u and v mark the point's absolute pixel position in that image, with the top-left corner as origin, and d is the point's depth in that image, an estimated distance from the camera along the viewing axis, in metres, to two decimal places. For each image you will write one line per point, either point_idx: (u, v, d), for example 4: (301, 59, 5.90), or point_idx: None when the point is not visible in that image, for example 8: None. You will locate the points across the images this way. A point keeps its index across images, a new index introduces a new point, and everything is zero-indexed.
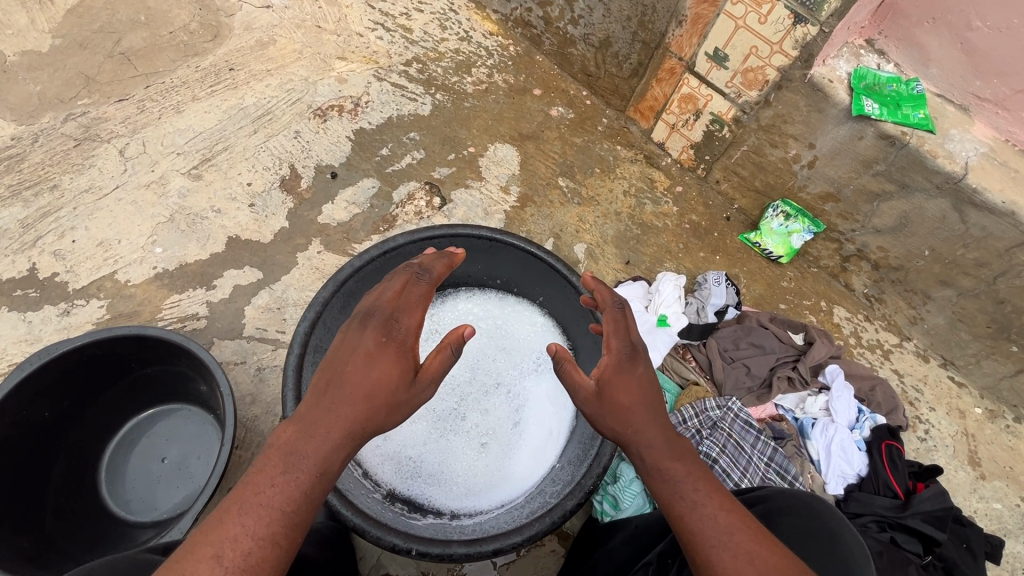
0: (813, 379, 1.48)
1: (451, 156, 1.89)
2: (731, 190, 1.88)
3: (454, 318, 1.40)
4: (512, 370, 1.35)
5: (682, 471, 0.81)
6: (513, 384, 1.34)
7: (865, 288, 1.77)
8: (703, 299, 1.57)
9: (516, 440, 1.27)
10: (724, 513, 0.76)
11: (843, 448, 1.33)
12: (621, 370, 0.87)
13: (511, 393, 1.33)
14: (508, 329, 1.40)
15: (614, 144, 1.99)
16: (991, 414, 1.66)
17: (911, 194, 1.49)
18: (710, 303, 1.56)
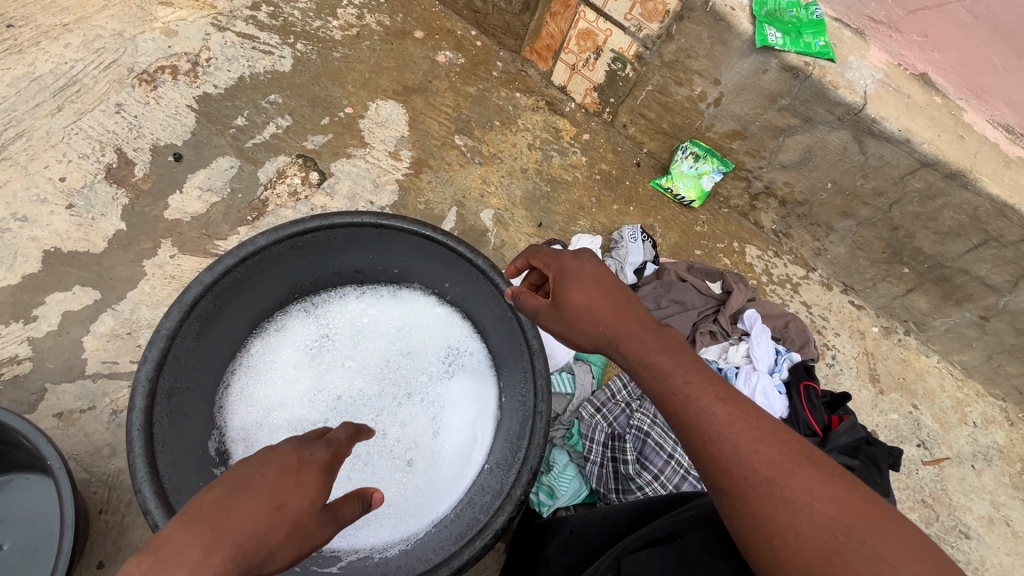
0: (733, 328, 1.46)
1: (325, 120, 1.60)
2: (639, 134, 1.77)
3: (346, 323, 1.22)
4: (417, 374, 1.20)
5: (708, 380, 0.73)
6: (423, 389, 1.19)
7: (773, 224, 1.77)
8: (622, 258, 1.51)
9: (440, 448, 1.15)
10: (720, 406, 0.70)
11: (767, 394, 1.35)
12: (571, 275, 0.85)
13: (424, 399, 1.19)
14: (411, 324, 1.24)
15: (512, 91, 1.79)
16: (886, 331, 1.77)
17: (814, 128, 1.45)
18: (628, 261, 1.49)
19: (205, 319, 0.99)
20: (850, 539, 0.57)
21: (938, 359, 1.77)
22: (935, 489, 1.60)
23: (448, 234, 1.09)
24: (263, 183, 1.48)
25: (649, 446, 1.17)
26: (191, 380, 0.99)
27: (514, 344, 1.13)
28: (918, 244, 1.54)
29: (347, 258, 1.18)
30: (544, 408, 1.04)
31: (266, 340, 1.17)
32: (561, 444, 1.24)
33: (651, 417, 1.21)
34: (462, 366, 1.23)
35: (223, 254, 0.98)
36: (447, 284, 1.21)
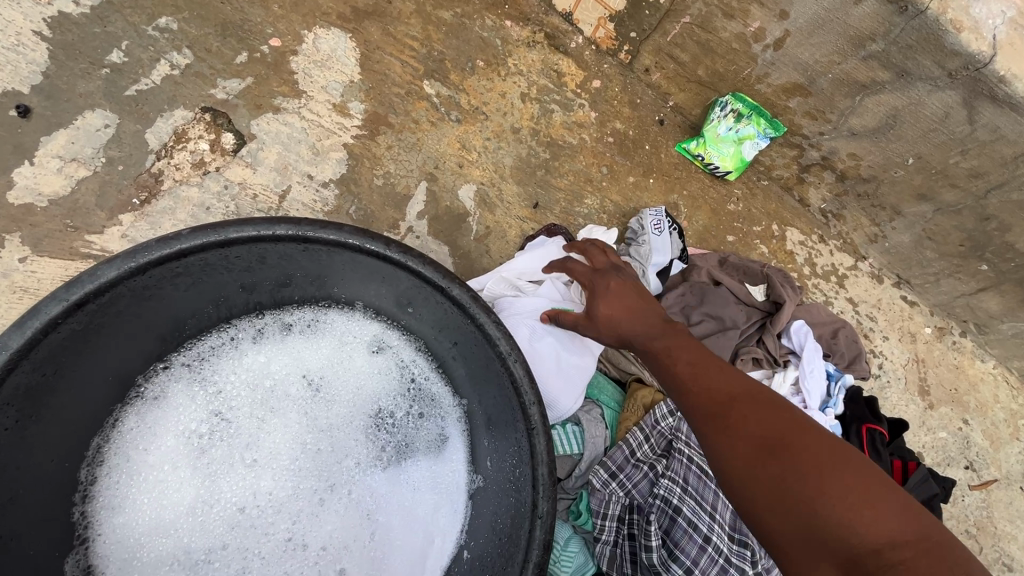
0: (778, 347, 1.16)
1: (242, 57, 1.15)
2: (664, 82, 1.37)
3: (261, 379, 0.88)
4: (361, 450, 0.88)
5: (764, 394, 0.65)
6: (369, 471, 0.87)
7: (823, 203, 1.43)
8: (642, 258, 1.16)
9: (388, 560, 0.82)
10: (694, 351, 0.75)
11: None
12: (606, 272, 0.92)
13: (369, 484, 0.86)
14: (354, 372, 0.91)
15: (501, 17, 1.34)
16: (940, 332, 1.49)
17: (908, 85, 1.08)
18: (651, 264, 1.15)
19: (28, 397, 0.64)
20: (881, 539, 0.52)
21: (994, 365, 1.51)
22: (980, 518, 1.40)
23: (403, 249, 0.74)
24: (155, 149, 1.06)
25: (680, 527, 0.89)
26: (12, 487, 0.65)
27: (500, 403, 0.80)
28: (1010, 239, 1.22)
29: (259, 279, 0.81)
30: (546, 507, 0.73)
31: (137, 413, 0.81)
32: (565, 515, 0.96)
33: (681, 483, 0.93)
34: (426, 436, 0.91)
35: (42, 298, 0.61)
36: (406, 310, 0.86)
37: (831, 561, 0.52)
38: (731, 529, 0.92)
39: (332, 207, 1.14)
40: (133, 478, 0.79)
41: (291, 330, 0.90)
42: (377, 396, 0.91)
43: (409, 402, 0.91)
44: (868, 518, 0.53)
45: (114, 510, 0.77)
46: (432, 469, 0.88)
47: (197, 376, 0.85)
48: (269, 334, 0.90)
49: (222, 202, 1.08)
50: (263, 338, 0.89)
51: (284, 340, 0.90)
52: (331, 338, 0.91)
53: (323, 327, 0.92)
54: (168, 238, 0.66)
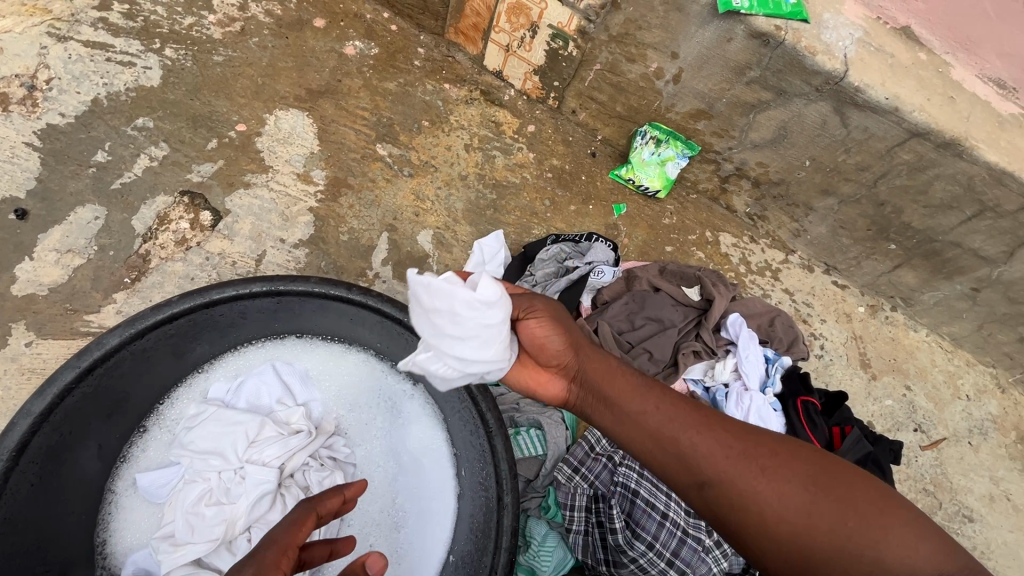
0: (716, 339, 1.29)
1: (212, 143, 1.31)
2: (590, 120, 1.55)
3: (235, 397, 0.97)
4: (361, 421, 1.02)
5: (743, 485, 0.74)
6: (369, 438, 1.02)
7: (746, 207, 1.60)
8: (558, 257, 1.36)
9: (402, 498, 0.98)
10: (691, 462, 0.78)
11: (757, 419, 1.18)
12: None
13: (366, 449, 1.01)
14: (321, 378, 1.02)
15: (440, 81, 1.54)
16: (872, 309, 1.64)
17: (788, 101, 1.26)
18: (567, 263, 1.35)
19: (49, 455, 0.75)
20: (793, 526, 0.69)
21: (927, 333, 1.66)
22: (936, 475, 1.51)
23: (362, 291, 0.89)
24: (141, 233, 1.20)
25: (639, 508, 1.00)
26: (39, 533, 0.75)
27: (466, 416, 0.93)
28: (906, 218, 1.39)
29: (242, 333, 0.96)
30: (509, 497, 0.84)
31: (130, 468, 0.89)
32: (538, 512, 1.05)
33: (638, 470, 1.04)
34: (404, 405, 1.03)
35: (60, 367, 0.73)
36: (375, 340, 1.00)
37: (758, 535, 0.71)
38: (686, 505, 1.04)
39: (304, 264, 1.26)
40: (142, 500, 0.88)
41: (263, 350, 1.00)
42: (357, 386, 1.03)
43: (383, 398, 1.03)
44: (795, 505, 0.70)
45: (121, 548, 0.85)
46: (411, 442, 1.01)
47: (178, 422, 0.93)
48: (245, 363, 1.00)
49: (205, 272, 1.20)
50: (234, 361, 0.98)
51: (259, 357, 1.00)
52: (303, 349, 1.02)
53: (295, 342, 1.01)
54: (160, 306, 0.80)
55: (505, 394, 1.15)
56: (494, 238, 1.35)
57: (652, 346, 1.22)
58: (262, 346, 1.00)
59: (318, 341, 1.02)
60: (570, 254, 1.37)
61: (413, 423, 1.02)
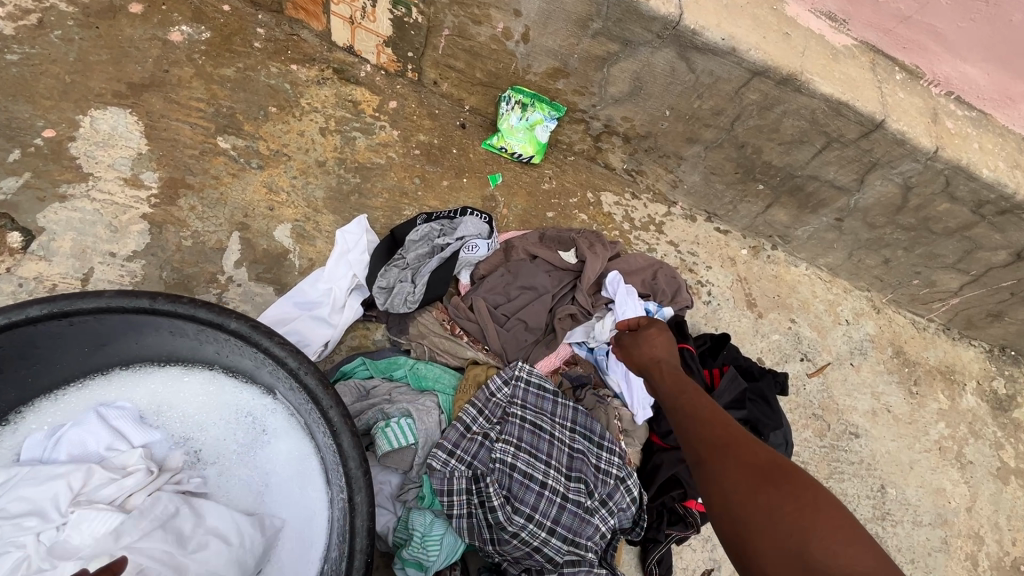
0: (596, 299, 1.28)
1: (14, 154, 1.15)
2: (454, 90, 1.49)
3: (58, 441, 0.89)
4: (216, 439, 0.97)
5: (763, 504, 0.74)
6: (227, 457, 0.96)
7: (623, 164, 1.59)
8: (428, 237, 1.28)
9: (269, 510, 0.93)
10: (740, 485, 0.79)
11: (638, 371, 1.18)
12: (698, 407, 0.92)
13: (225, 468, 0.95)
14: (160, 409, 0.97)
15: (286, 63, 1.43)
16: (754, 250, 1.69)
17: (635, 51, 1.24)
18: (437, 242, 1.27)
19: None
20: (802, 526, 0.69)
21: (806, 266, 1.73)
22: (823, 399, 1.59)
23: (172, 299, 0.80)
24: None
25: (517, 481, 0.99)
26: None
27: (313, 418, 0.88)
28: (766, 158, 1.42)
29: (50, 367, 0.87)
30: (361, 496, 0.79)
31: None
32: (418, 502, 1.00)
33: (515, 442, 1.02)
34: (258, 414, 0.98)
35: None
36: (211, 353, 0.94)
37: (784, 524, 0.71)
38: (566, 470, 1.03)
39: (142, 277, 1.14)
40: None
41: (86, 391, 0.95)
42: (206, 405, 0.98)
43: (233, 416, 0.98)
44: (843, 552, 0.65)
45: None
46: (272, 453, 0.96)
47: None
48: (66, 404, 0.93)
49: (19, 300, 1.06)
50: (53, 409, 0.92)
51: (82, 400, 0.94)
52: (135, 382, 0.97)
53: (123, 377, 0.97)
54: None
55: (378, 386, 1.11)
56: (356, 225, 1.29)
57: (526, 315, 1.21)
58: (83, 387, 0.94)
59: (151, 366, 0.98)
60: (443, 232, 1.30)
61: (271, 434, 0.97)
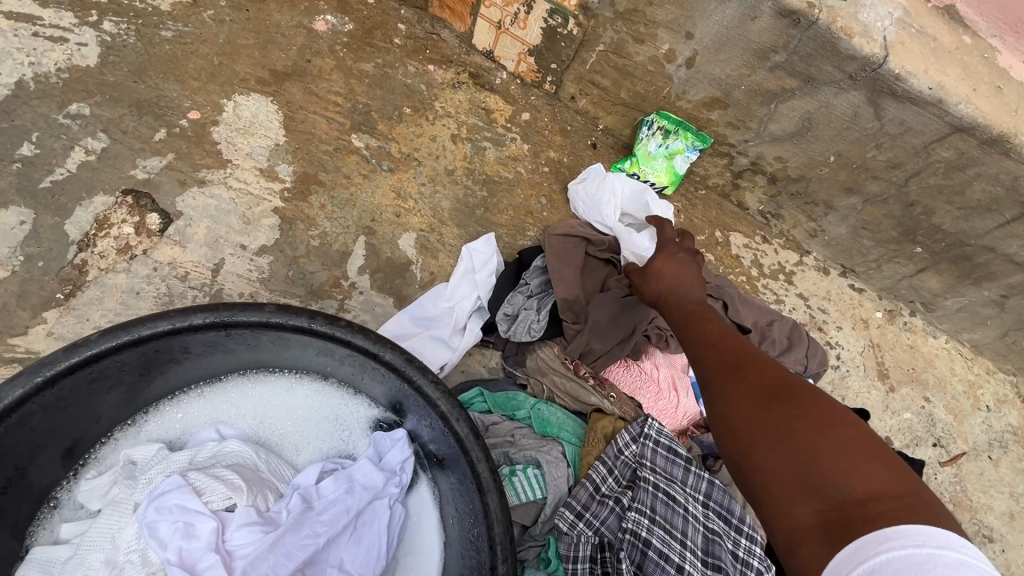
0: None
1: (160, 134, 1.14)
2: (591, 107, 1.40)
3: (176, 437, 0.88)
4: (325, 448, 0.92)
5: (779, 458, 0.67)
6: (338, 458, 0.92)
7: (760, 205, 1.47)
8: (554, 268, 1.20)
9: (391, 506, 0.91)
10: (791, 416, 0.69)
11: (372, 494, 0.86)
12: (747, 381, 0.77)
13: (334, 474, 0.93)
14: (277, 416, 0.92)
15: (423, 63, 1.37)
16: (891, 315, 1.53)
17: (817, 90, 1.12)
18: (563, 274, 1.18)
19: None
20: (867, 493, 0.60)
21: (946, 339, 1.55)
22: (955, 493, 1.42)
23: (329, 321, 0.75)
24: (77, 240, 1.03)
25: (651, 559, 0.88)
26: None
27: (452, 459, 0.82)
28: (936, 220, 1.27)
29: (183, 371, 0.82)
30: (505, 568, 0.71)
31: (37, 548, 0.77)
32: (537, 563, 0.92)
33: (648, 514, 0.92)
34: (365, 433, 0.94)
35: None
36: (335, 368, 0.88)
37: (816, 509, 0.62)
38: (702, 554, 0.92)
39: (268, 274, 1.11)
40: None
41: (203, 397, 0.90)
42: (319, 419, 0.93)
43: (343, 430, 0.94)
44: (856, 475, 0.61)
45: None
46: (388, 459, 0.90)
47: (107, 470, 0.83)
48: (179, 411, 0.89)
49: (152, 285, 1.04)
50: (173, 412, 0.88)
51: (198, 409, 0.90)
52: (246, 394, 0.92)
53: (236, 385, 0.92)
54: (76, 346, 0.65)
55: (497, 424, 1.04)
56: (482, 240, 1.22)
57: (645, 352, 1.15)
58: (200, 392, 0.90)
59: (266, 374, 0.92)
60: None
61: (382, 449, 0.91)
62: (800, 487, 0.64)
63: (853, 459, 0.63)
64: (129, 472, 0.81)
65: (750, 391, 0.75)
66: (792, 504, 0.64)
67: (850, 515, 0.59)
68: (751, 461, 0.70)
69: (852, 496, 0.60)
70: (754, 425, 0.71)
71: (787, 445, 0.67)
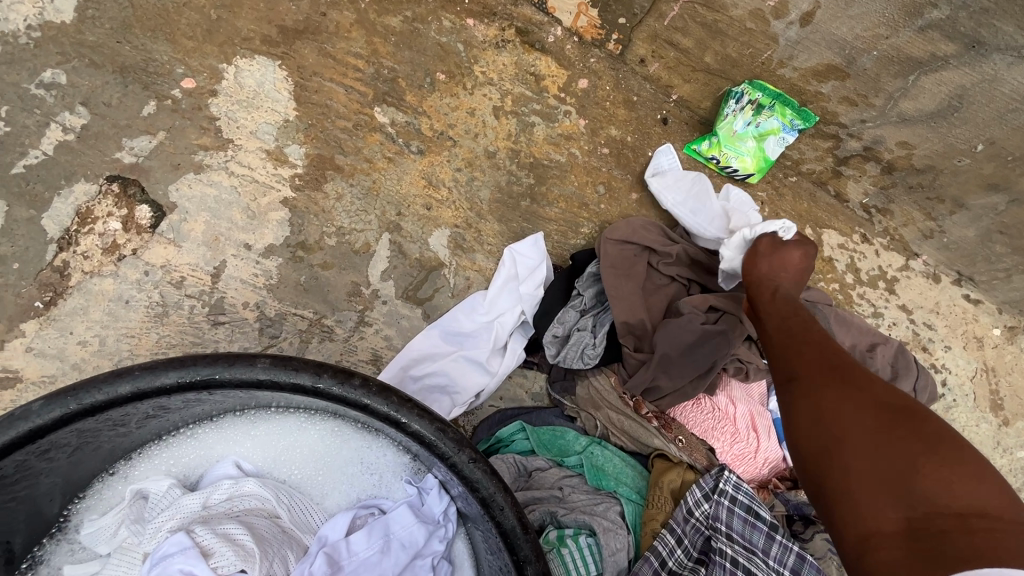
0: None
1: (149, 106, 0.95)
2: (665, 73, 1.14)
3: (177, 478, 0.74)
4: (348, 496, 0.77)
5: (866, 463, 0.62)
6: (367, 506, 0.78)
7: (864, 198, 1.20)
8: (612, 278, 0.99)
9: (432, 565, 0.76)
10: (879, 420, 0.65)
11: (412, 553, 0.72)
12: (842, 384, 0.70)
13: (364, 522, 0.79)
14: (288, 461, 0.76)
15: (460, 16, 1.13)
16: (1011, 333, 1.27)
17: (982, 58, 0.84)
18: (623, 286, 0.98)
19: None
20: (966, 506, 0.56)
21: None
22: None
23: (339, 378, 0.58)
24: (56, 237, 0.88)
25: None
26: None
27: (490, 537, 0.66)
28: None
29: (166, 419, 0.67)
30: None
31: None
32: None
33: None
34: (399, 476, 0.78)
35: None
36: (349, 413, 0.72)
37: (899, 510, 0.58)
38: None
39: (277, 279, 0.94)
40: None
41: (200, 437, 0.75)
42: (337, 466, 0.77)
43: (367, 477, 0.78)
44: (966, 487, 0.57)
45: None
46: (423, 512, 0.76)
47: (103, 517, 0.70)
48: (174, 453, 0.74)
49: (144, 291, 0.89)
50: (171, 451, 0.74)
51: (196, 449, 0.75)
52: (249, 434, 0.76)
53: (238, 423, 0.76)
54: (10, 419, 0.50)
55: (543, 470, 0.87)
56: (530, 240, 1.02)
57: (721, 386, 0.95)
58: (193, 434, 0.75)
59: (270, 412, 0.76)
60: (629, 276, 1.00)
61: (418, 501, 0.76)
62: (890, 491, 0.60)
63: (953, 475, 0.58)
64: (138, 510, 0.70)
65: (838, 384, 0.70)
66: (879, 506, 0.60)
67: (944, 528, 0.55)
68: (826, 461, 0.66)
69: (951, 509, 0.56)
70: (831, 417, 0.68)
71: (882, 452, 0.62)
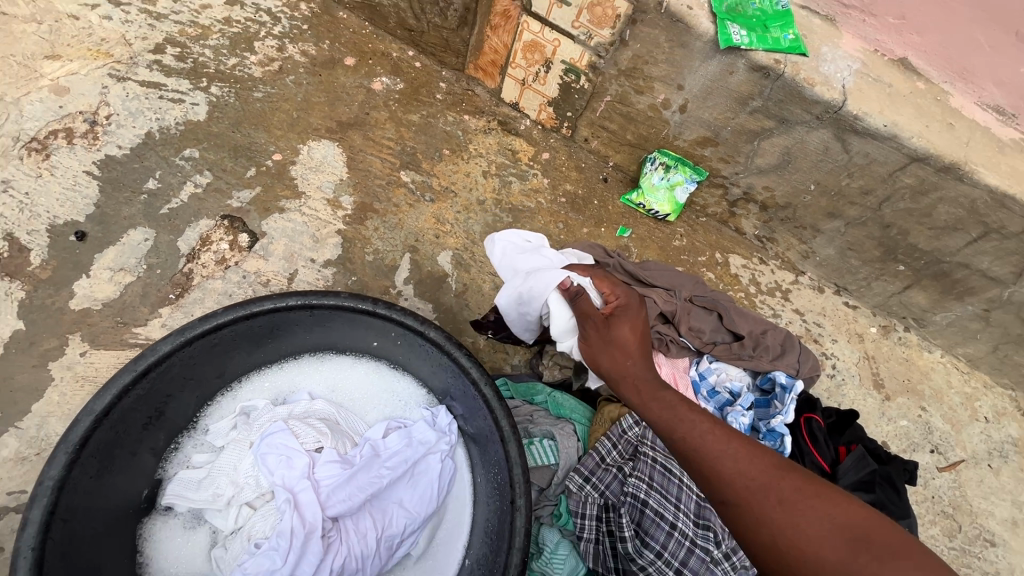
0: (705, 346, 1.40)
1: (251, 171, 1.42)
2: (602, 147, 1.64)
3: (268, 398, 1.09)
4: (382, 414, 1.12)
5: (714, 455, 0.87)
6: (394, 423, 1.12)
7: (755, 230, 1.65)
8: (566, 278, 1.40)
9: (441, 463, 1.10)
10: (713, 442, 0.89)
11: (426, 449, 1.04)
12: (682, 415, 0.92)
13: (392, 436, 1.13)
14: (343, 389, 1.13)
15: (460, 114, 1.65)
16: (885, 330, 1.66)
17: (791, 129, 1.32)
18: None
19: (108, 450, 0.85)
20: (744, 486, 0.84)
21: (941, 354, 1.66)
22: (954, 497, 1.50)
23: (387, 304, 0.97)
24: (185, 253, 1.30)
25: (648, 517, 1.03)
26: (100, 520, 0.86)
27: (481, 419, 1.00)
28: (912, 240, 1.42)
29: (271, 346, 1.05)
30: (522, 501, 0.90)
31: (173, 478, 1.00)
32: (550, 520, 1.10)
33: (647, 480, 1.06)
34: (417, 402, 1.13)
35: (118, 371, 0.83)
36: (387, 349, 1.10)
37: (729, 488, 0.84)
38: (695, 517, 1.05)
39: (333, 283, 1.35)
40: (180, 521, 0.98)
41: (284, 369, 1.11)
42: (375, 392, 1.13)
43: (396, 402, 1.13)
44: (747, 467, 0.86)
45: (164, 554, 0.95)
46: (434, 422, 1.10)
47: (220, 421, 1.05)
48: (267, 380, 1.10)
49: (242, 289, 1.30)
50: (264, 380, 1.10)
51: (281, 379, 1.11)
52: (317, 368, 1.13)
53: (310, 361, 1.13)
54: (208, 317, 0.89)
55: (519, 406, 1.22)
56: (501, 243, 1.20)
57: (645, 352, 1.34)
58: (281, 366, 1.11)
59: (332, 353, 1.13)
60: None
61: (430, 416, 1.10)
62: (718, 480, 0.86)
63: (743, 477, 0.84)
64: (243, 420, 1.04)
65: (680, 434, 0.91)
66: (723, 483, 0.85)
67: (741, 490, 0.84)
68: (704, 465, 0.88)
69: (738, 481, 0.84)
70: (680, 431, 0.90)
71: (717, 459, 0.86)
